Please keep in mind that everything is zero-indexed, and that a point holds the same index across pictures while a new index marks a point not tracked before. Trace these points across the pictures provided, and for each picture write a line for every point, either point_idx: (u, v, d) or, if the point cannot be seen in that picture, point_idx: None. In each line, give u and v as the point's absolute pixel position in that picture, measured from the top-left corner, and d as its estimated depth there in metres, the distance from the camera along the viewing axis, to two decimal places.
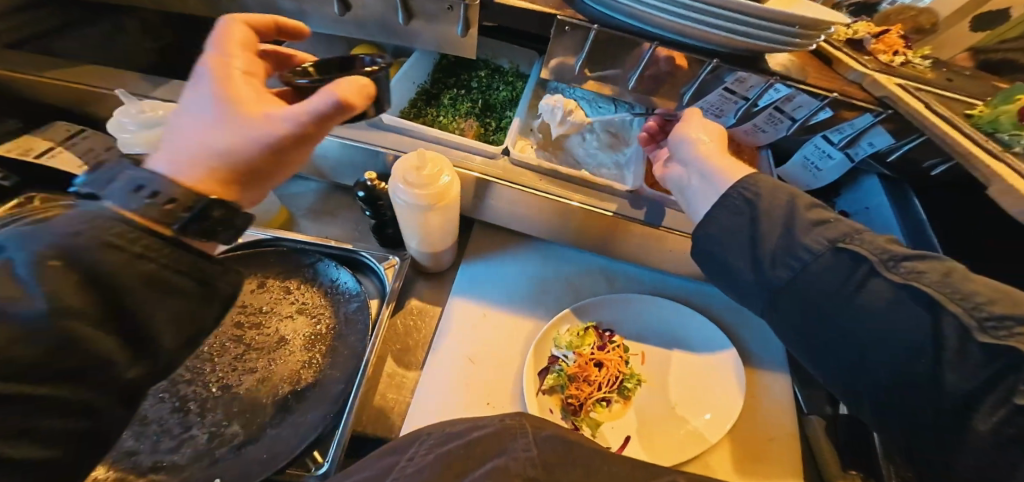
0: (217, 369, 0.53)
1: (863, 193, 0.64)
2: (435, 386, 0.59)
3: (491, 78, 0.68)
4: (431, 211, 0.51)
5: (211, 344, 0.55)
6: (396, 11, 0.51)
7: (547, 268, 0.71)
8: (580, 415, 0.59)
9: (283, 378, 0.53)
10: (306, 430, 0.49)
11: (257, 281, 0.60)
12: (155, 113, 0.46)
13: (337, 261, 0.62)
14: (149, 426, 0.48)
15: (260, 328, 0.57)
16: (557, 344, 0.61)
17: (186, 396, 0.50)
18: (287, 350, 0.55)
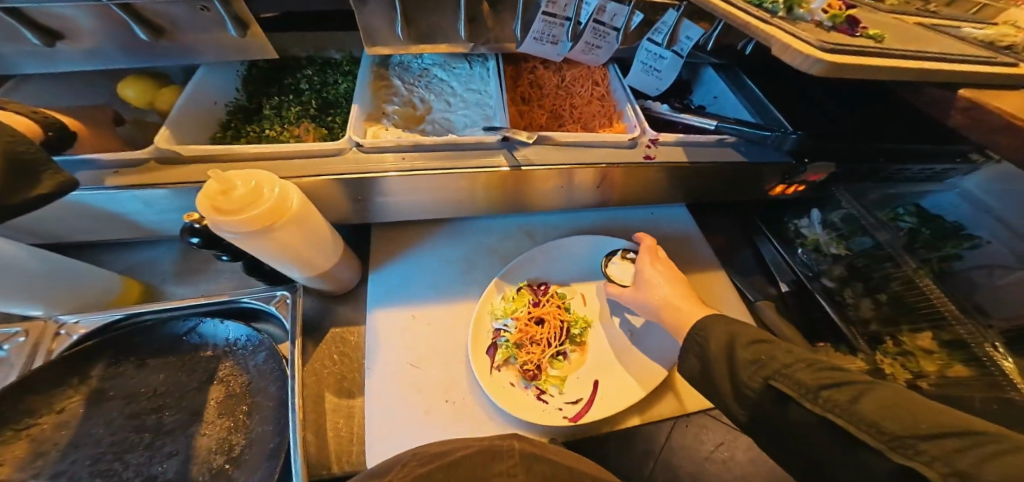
0: (129, 465, 0.43)
1: (706, 86, 0.75)
2: (384, 407, 0.53)
3: (323, 73, 0.63)
4: (275, 233, 0.43)
5: (110, 443, 0.44)
6: (134, 29, 0.45)
7: (466, 246, 0.68)
8: (541, 378, 0.56)
9: (209, 449, 0.45)
10: None
11: (133, 362, 0.49)
12: None
13: (223, 315, 0.53)
14: None
15: (161, 411, 0.47)
16: (495, 316, 0.58)
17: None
18: (202, 424, 0.47)
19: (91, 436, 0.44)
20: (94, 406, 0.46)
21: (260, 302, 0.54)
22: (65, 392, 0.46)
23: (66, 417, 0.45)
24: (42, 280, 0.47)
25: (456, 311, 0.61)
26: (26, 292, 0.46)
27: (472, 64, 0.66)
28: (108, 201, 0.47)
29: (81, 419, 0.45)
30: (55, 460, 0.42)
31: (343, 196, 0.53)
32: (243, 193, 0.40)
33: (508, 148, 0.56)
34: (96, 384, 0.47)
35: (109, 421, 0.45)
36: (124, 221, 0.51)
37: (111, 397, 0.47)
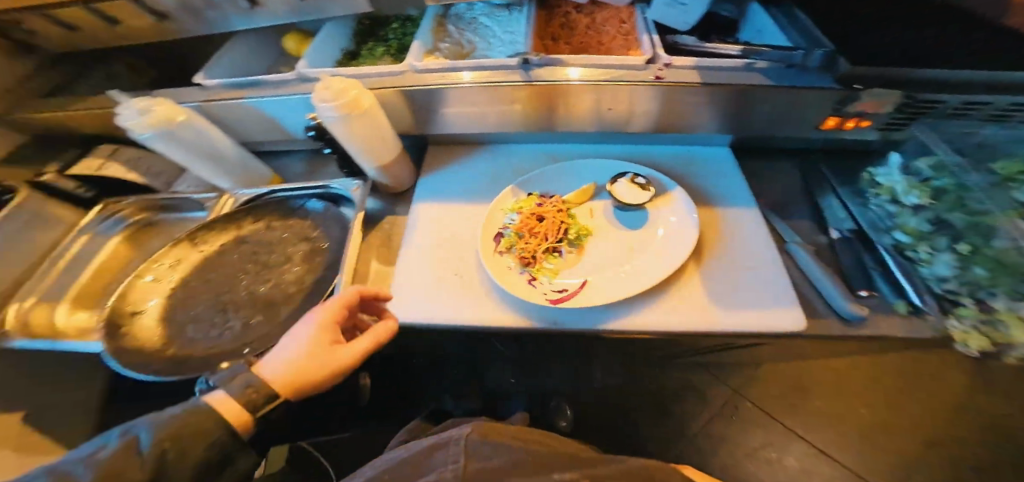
0: (247, 279, 0.67)
1: (756, 18, 0.73)
2: (410, 269, 0.69)
3: (405, 27, 0.83)
4: (354, 120, 0.62)
5: (240, 267, 0.69)
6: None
7: (499, 165, 0.80)
8: (535, 266, 0.64)
9: (293, 279, 0.67)
10: (303, 310, 0.61)
11: (263, 224, 0.74)
12: (147, 104, 0.63)
13: (316, 197, 0.75)
14: (200, 320, 0.62)
15: (270, 254, 0.70)
16: (506, 212, 0.70)
17: (226, 299, 0.65)
18: (290, 264, 0.69)
19: (232, 261, 0.70)
20: (240, 243, 0.72)
21: (344, 186, 0.73)
22: (224, 233, 0.73)
23: (224, 246, 0.71)
24: (231, 160, 0.75)
25: (477, 213, 0.74)
26: (223, 167, 0.75)
27: (511, 11, 0.79)
28: (266, 105, 0.73)
29: (231, 249, 0.71)
30: (212, 271, 0.68)
31: (408, 108, 0.73)
32: (337, 87, 0.59)
33: (526, 69, 0.67)
34: (242, 231, 0.73)
35: (241, 254, 0.70)
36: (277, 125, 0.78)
37: (247, 240, 0.72)
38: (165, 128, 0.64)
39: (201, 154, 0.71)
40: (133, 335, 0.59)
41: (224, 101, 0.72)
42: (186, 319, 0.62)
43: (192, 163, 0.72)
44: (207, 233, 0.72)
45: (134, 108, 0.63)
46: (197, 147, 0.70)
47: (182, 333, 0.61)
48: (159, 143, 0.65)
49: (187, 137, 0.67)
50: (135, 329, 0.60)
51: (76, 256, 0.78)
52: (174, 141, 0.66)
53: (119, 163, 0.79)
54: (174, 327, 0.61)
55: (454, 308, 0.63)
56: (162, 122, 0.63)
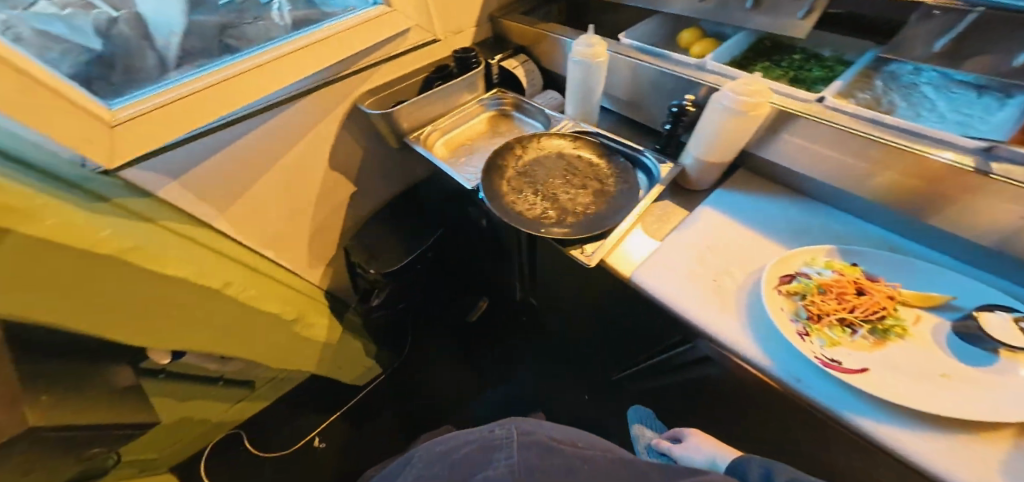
0: (553, 184, 0.85)
1: None
2: (682, 250, 0.76)
3: (811, 60, 0.84)
4: (741, 120, 0.67)
5: (552, 173, 0.87)
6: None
7: (815, 222, 0.78)
8: (815, 325, 0.62)
9: (585, 203, 0.81)
10: (590, 229, 0.75)
11: (579, 152, 0.91)
12: (591, 41, 0.84)
13: (624, 156, 0.90)
14: (516, 193, 0.82)
15: (575, 175, 0.87)
16: (811, 265, 0.69)
17: (539, 191, 0.83)
18: (587, 191, 0.83)
19: (548, 166, 0.89)
20: (557, 157, 0.91)
21: (654, 162, 0.86)
22: (551, 145, 0.93)
23: (547, 153, 0.91)
24: (591, 101, 0.95)
25: (769, 246, 0.76)
26: (583, 103, 0.95)
27: (983, 95, 0.67)
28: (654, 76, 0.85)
29: (550, 157, 0.91)
30: (534, 166, 0.88)
31: (768, 126, 0.77)
32: (754, 89, 0.63)
33: (982, 158, 0.58)
34: (562, 149, 0.92)
35: (556, 165, 0.89)
36: (644, 90, 0.90)
37: (564, 157, 0.90)
38: (591, 63, 0.84)
39: (583, 89, 0.91)
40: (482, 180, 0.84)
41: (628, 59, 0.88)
42: (510, 188, 0.83)
43: (571, 90, 0.94)
44: (540, 139, 0.93)
45: (583, 41, 0.84)
46: (587, 84, 0.89)
47: (505, 196, 0.82)
48: (575, 69, 0.87)
49: (591, 75, 0.87)
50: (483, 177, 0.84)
51: (465, 114, 1.18)
52: (583, 73, 0.87)
53: (522, 70, 1.18)
54: (502, 189, 0.83)
55: (703, 302, 0.68)
56: (593, 58, 0.84)
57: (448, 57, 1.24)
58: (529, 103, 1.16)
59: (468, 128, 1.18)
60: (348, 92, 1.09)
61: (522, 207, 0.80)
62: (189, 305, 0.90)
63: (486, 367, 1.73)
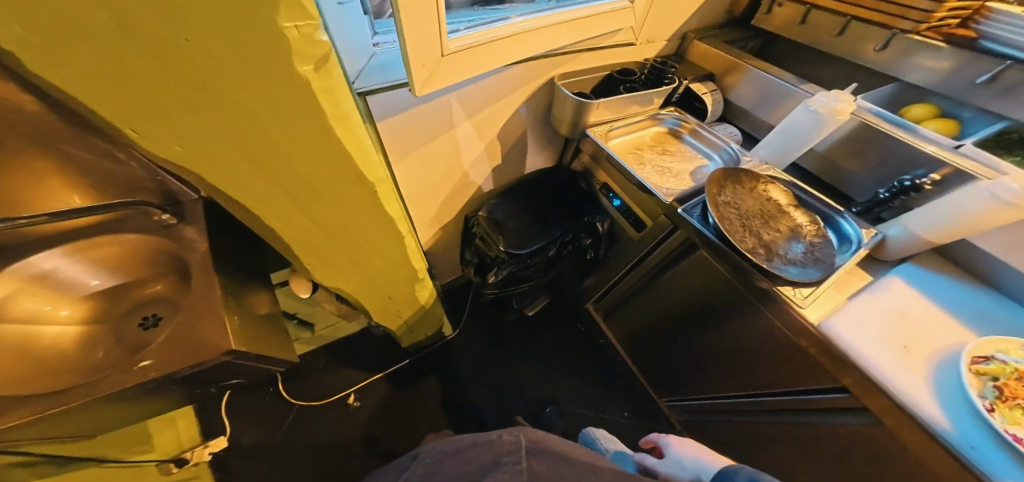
0: (760, 221, 0.88)
1: None
2: (854, 306, 0.77)
3: None
4: (1011, 211, 0.66)
5: (760, 208, 0.91)
6: None
7: (1004, 315, 0.74)
8: (1003, 404, 0.60)
9: (788, 245, 0.85)
10: (805, 274, 0.79)
11: (784, 196, 0.94)
12: (841, 98, 0.87)
13: (822, 212, 0.91)
14: (726, 220, 0.87)
15: (780, 219, 0.90)
16: (1006, 352, 0.66)
17: (747, 224, 0.87)
18: (794, 237, 0.86)
19: (754, 201, 0.92)
20: (760, 195, 0.94)
21: (853, 226, 0.86)
22: (756, 181, 0.96)
23: (751, 188, 0.94)
24: (799, 151, 0.98)
25: (957, 328, 0.73)
26: (789, 150, 0.99)
27: None
28: (888, 142, 0.86)
29: (756, 193, 0.94)
30: (742, 197, 0.92)
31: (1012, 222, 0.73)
32: None
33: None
34: (766, 189, 0.95)
35: (762, 203, 0.92)
36: (859, 152, 0.92)
37: (768, 198, 0.93)
38: (830, 117, 0.87)
39: (801, 138, 0.95)
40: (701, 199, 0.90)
41: (860, 121, 0.90)
42: (721, 211, 0.88)
43: (786, 134, 0.97)
44: (747, 173, 0.97)
45: (832, 97, 0.88)
46: (809, 135, 0.93)
47: (718, 218, 0.87)
48: (809, 117, 0.91)
49: (820, 128, 0.91)
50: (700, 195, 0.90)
51: (641, 123, 1.23)
52: (816, 126, 0.90)
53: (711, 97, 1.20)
54: (716, 210, 0.88)
55: (876, 358, 0.68)
56: (834, 113, 0.87)
57: (634, 62, 1.27)
58: (706, 129, 1.17)
59: (638, 137, 1.22)
60: (551, 67, 1.14)
61: (735, 235, 0.84)
62: (364, 235, 0.86)
63: (540, 369, 1.59)
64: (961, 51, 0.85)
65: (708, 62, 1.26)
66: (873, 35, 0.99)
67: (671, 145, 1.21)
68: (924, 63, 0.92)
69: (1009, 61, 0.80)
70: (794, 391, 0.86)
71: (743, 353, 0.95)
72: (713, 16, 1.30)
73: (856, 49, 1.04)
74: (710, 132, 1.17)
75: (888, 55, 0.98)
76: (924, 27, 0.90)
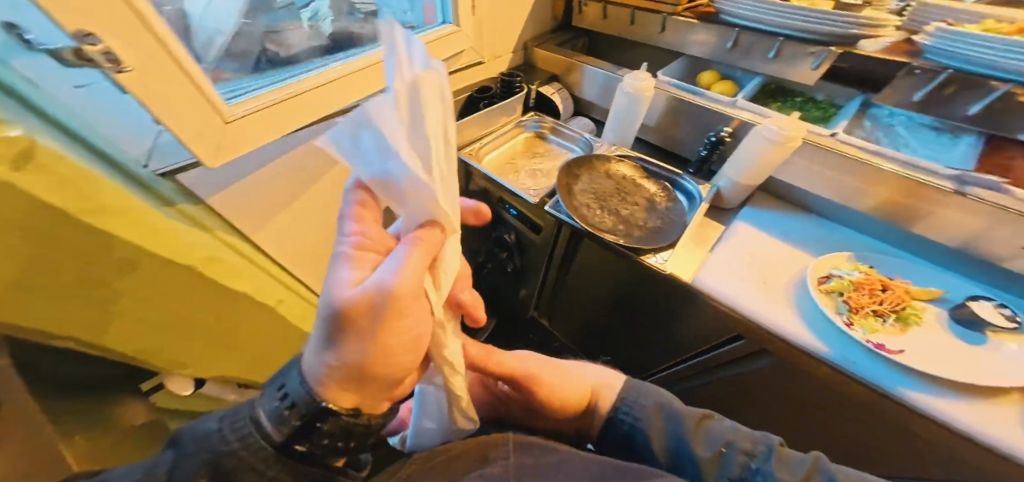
0: (617, 200, 0.96)
1: None
2: (728, 260, 0.85)
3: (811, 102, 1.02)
4: (779, 148, 0.82)
5: (615, 189, 0.98)
6: (768, 52, 0.98)
7: (825, 233, 0.91)
8: (855, 315, 0.72)
9: (645, 216, 0.94)
10: (656, 237, 0.88)
11: (633, 173, 1.04)
12: (642, 77, 1.00)
13: (669, 178, 1.03)
14: (586, 207, 0.94)
15: (634, 194, 0.99)
16: (838, 267, 0.80)
17: (609, 206, 0.94)
18: (646, 208, 0.96)
19: (610, 183, 1.00)
20: (616, 176, 1.02)
21: (694, 185, 0.99)
22: (609, 165, 1.04)
23: (606, 172, 1.02)
24: (632, 129, 1.09)
25: (802, 256, 0.86)
26: (625, 129, 1.09)
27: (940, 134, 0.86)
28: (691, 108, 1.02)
29: (611, 176, 1.02)
30: (597, 183, 1.00)
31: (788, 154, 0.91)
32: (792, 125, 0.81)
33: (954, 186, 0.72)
34: (619, 171, 1.04)
35: (617, 183, 1.00)
36: (678, 122, 1.06)
37: (622, 178, 1.02)
38: (639, 95, 1.00)
39: (628, 117, 1.06)
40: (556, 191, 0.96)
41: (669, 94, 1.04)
42: (578, 200, 0.95)
43: (616, 117, 1.08)
44: (600, 160, 1.05)
45: (636, 77, 1.00)
46: (631, 113, 1.05)
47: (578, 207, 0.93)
48: (625, 99, 1.02)
49: (636, 106, 1.02)
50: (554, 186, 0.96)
51: (507, 132, 1.22)
52: (632, 104, 1.02)
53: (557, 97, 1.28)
54: (572, 200, 0.95)
55: (759, 304, 0.76)
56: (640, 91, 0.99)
57: (490, 79, 1.30)
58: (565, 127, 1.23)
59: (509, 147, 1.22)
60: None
61: (594, 219, 0.90)
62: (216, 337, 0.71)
63: None
64: (707, 25, 1.05)
65: (548, 65, 1.34)
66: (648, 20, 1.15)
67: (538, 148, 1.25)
68: (691, 41, 1.10)
69: (738, 30, 1.00)
70: (713, 347, 0.92)
71: (659, 319, 1.01)
72: (545, 24, 1.39)
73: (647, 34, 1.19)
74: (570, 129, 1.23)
75: (666, 35, 1.14)
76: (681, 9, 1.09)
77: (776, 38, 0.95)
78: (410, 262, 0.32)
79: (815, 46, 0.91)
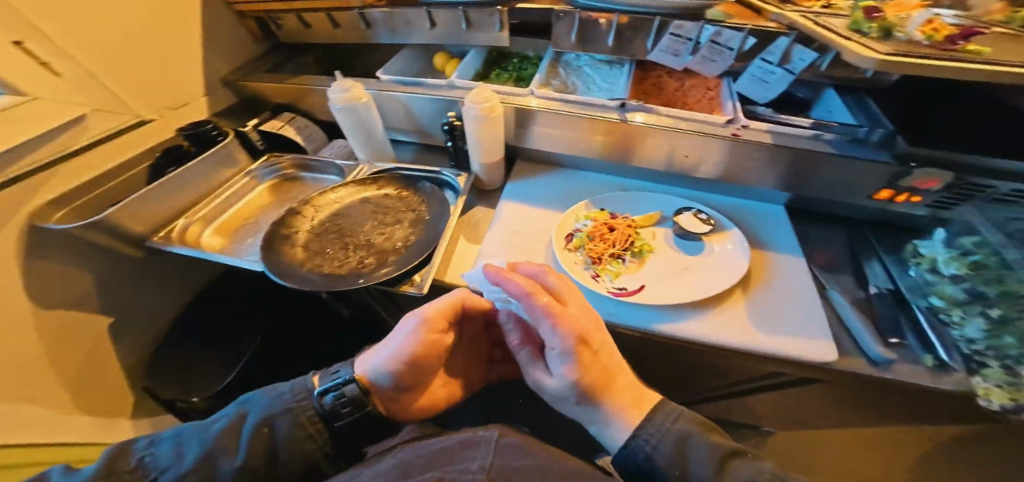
0: (365, 232, 0.85)
1: (824, 103, 0.87)
2: (494, 252, 0.82)
3: (522, 63, 1.02)
4: (487, 122, 0.80)
5: (361, 220, 0.87)
6: (461, 24, 0.89)
7: (574, 185, 0.96)
8: (600, 266, 0.76)
9: (401, 236, 0.84)
10: (409, 259, 0.78)
11: (383, 191, 0.93)
12: (345, 84, 0.86)
13: (428, 180, 0.95)
14: (327, 254, 0.80)
15: (387, 215, 0.88)
16: (579, 220, 0.83)
17: (347, 241, 0.83)
18: (401, 226, 0.86)
19: (356, 214, 0.88)
20: (364, 203, 0.91)
21: (453, 177, 0.93)
22: (354, 192, 0.92)
23: (351, 203, 0.90)
24: (377, 139, 0.96)
25: (557, 216, 0.88)
26: (369, 143, 0.95)
27: (612, 67, 0.97)
28: (415, 102, 0.92)
29: (356, 205, 0.90)
30: (339, 220, 0.87)
31: (515, 122, 0.89)
32: (483, 96, 0.79)
33: (623, 110, 0.83)
34: (368, 195, 0.92)
35: (364, 211, 0.89)
36: (412, 117, 0.96)
37: (370, 201, 0.91)
38: (348, 104, 0.85)
39: (361, 131, 0.91)
40: (282, 248, 0.79)
41: (390, 92, 0.91)
42: (316, 249, 0.80)
43: (351, 134, 0.93)
44: (342, 190, 0.92)
45: (339, 86, 0.85)
46: (360, 126, 0.90)
47: (314, 257, 0.79)
48: (340, 113, 0.87)
49: (359, 116, 0.88)
50: (279, 244, 0.79)
51: (240, 188, 1.02)
52: (350, 116, 0.87)
53: (292, 128, 1.04)
54: (307, 252, 0.80)
55: None
56: (349, 100, 0.85)
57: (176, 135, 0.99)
58: (312, 161, 1.04)
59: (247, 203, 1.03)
60: (15, 207, 0.72)
61: (333, 266, 0.77)
62: None
63: None
64: (403, 14, 0.89)
65: (254, 93, 1.09)
66: (349, 19, 0.94)
67: (290, 191, 1.04)
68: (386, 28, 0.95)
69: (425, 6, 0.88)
70: None
71: None
72: (235, 50, 1.10)
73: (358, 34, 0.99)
74: (317, 160, 1.04)
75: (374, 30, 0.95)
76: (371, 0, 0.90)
77: (454, 7, 0.86)
78: (581, 313, 0.52)
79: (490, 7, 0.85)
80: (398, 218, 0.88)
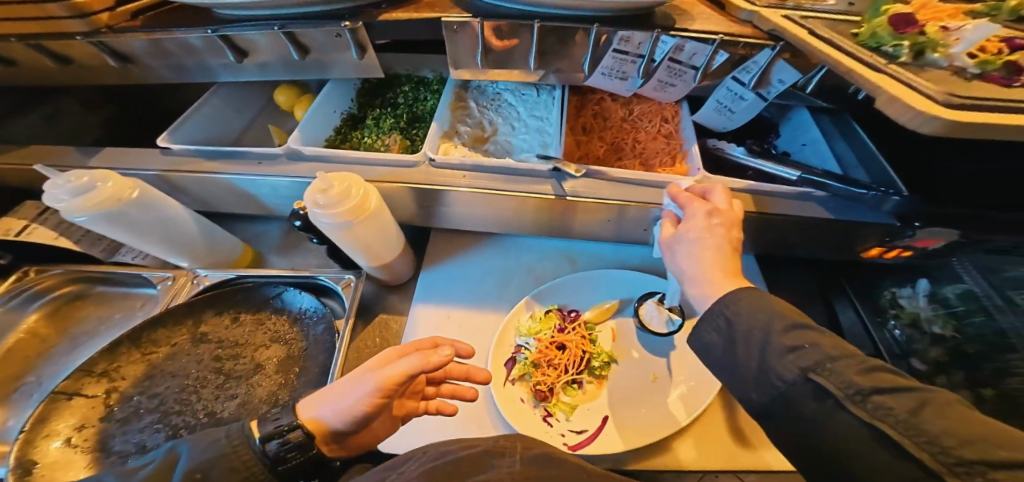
0: (203, 398, 0.57)
1: (795, 127, 0.69)
2: None
3: (416, 90, 0.70)
4: (354, 226, 0.52)
5: (195, 377, 0.59)
6: (290, 50, 0.57)
7: (509, 262, 0.73)
8: (552, 400, 0.58)
9: (263, 397, 0.57)
10: None
11: (228, 316, 0.64)
12: (82, 177, 0.53)
13: (299, 287, 0.66)
14: (146, 455, 0.51)
15: (238, 358, 0.61)
16: (519, 333, 0.62)
17: (177, 423, 0.54)
18: (263, 375, 0.59)
19: (187, 368, 0.59)
20: (197, 345, 0.61)
21: (333, 281, 0.65)
22: (180, 330, 0.62)
23: (176, 347, 0.61)
24: (194, 236, 0.65)
25: (488, 317, 0.66)
26: (182, 246, 0.64)
27: (539, 91, 0.70)
28: (245, 183, 0.59)
29: (185, 352, 0.60)
30: (158, 384, 0.58)
31: (412, 200, 0.60)
32: (335, 191, 0.50)
33: (557, 178, 0.59)
34: (202, 328, 0.62)
35: (200, 359, 0.60)
36: (250, 201, 0.64)
37: (208, 339, 0.62)
38: (108, 207, 0.53)
39: (158, 232, 0.60)
40: (64, 469, 0.50)
41: (183, 174, 0.59)
42: (124, 450, 0.52)
43: (143, 243, 0.61)
44: (155, 331, 0.61)
45: (69, 185, 0.52)
46: (151, 228, 0.59)
47: (121, 468, 0.50)
48: (97, 224, 0.55)
49: (138, 218, 0.57)
50: (60, 467, 0.50)
51: None
52: (122, 221, 0.56)
53: (47, 227, 0.63)
54: (108, 460, 0.51)
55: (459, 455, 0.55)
56: (104, 202, 0.53)
57: None
58: (103, 271, 0.68)
59: (8, 354, 0.64)
60: None
61: None
62: None
63: None
64: (175, 39, 0.54)
65: None
66: (77, 49, 0.57)
67: (83, 318, 0.69)
68: (163, 60, 0.59)
69: (214, 28, 0.54)
70: None
71: None
72: None
73: (111, 70, 0.61)
74: (111, 270, 0.68)
75: (142, 65, 0.60)
76: (107, 18, 0.54)
77: (268, 26, 0.53)
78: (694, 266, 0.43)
79: (330, 23, 0.53)
80: (256, 359, 0.61)
